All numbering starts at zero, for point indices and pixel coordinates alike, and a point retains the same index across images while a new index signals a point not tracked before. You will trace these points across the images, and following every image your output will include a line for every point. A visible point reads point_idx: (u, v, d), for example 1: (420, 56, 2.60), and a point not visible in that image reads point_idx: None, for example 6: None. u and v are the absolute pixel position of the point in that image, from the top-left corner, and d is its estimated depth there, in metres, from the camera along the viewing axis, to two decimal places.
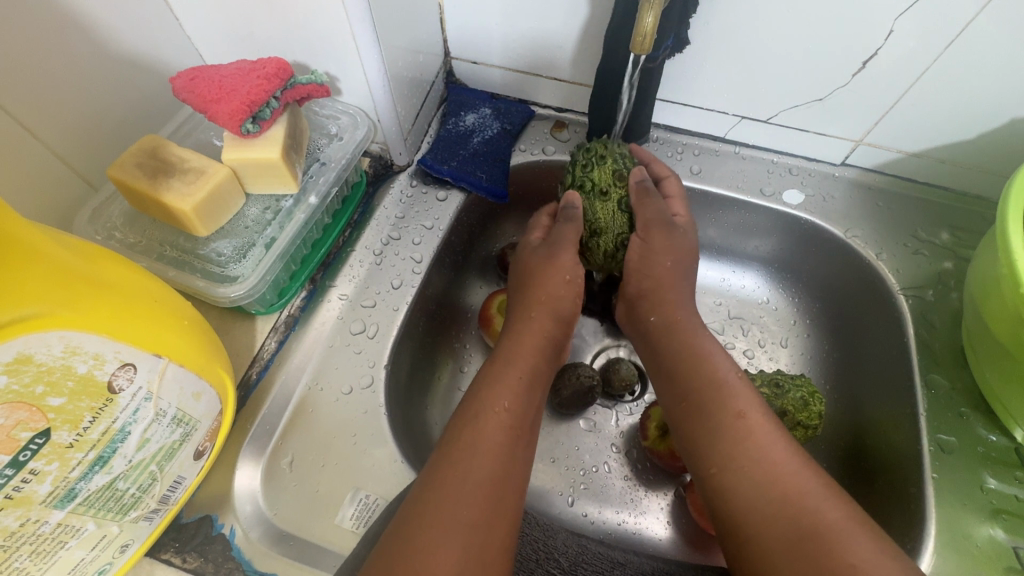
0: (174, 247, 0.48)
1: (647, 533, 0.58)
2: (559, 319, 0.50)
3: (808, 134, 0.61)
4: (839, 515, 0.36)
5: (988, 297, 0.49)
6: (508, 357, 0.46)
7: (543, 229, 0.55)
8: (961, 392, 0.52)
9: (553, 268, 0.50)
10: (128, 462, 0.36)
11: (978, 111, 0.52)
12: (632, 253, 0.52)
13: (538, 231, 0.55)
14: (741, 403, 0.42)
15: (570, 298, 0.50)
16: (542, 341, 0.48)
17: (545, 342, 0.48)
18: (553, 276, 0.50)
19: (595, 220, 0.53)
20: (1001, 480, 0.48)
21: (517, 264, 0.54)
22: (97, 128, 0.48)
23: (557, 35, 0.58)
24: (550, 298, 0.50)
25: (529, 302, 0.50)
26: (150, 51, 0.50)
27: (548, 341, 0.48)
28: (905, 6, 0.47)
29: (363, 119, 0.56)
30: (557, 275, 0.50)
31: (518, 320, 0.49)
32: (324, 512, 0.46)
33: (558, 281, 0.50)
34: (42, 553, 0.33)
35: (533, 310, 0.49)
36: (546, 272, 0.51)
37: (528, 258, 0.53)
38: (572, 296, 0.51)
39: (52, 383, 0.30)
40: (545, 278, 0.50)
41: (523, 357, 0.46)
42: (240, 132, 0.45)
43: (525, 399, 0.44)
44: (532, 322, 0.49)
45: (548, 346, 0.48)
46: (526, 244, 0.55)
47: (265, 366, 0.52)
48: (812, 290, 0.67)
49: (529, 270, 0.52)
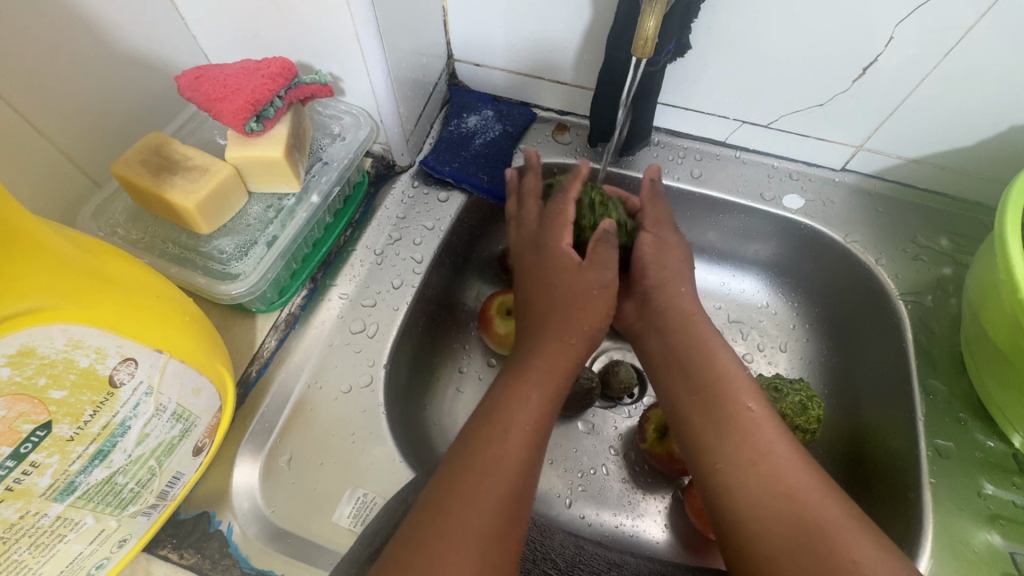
0: (177, 243, 0.48)
1: (645, 536, 0.58)
2: (590, 341, 0.49)
3: (809, 140, 0.62)
4: (836, 512, 0.36)
5: (986, 302, 0.49)
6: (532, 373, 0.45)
7: (565, 226, 0.51)
8: (958, 397, 0.52)
9: (597, 291, 0.48)
10: (128, 457, 0.36)
11: (978, 117, 0.53)
12: (647, 247, 0.53)
13: (564, 231, 0.51)
14: (747, 397, 0.43)
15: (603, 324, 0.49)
16: (571, 361, 0.47)
17: (574, 360, 0.47)
18: (595, 300, 0.48)
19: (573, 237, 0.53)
20: (998, 485, 0.48)
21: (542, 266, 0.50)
22: (102, 124, 0.48)
23: (561, 39, 0.58)
24: (590, 325, 0.48)
25: (562, 322, 0.48)
26: (154, 49, 0.50)
27: (576, 363, 0.48)
28: (905, 13, 0.47)
29: (365, 119, 0.57)
30: (601, 302, 0.48)
31: (551, 336, 0.47)
32: (322, 510, 0.46)
33: (598, 308, 0.48)
34: (41, 546, 0.33)
35: (569, 334, 0.48)
36: (590, 291, 0.48)
37: (558, 266, 0.49)
38: (605, 325, 0.50)
39: (54, 375, 0.31)
40: (588, 301, 0.48)
41: (552, 374, 0.46)
42: (245, 131, 0.46)
43: (548, 417, 0.44)
44: (566, 342, 0.47)
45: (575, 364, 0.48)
46: (550, 245, 0.50)
47: (265, 364, 0.52)
48: (811, 295, 0.67)
49: (567, 280, 0.48)
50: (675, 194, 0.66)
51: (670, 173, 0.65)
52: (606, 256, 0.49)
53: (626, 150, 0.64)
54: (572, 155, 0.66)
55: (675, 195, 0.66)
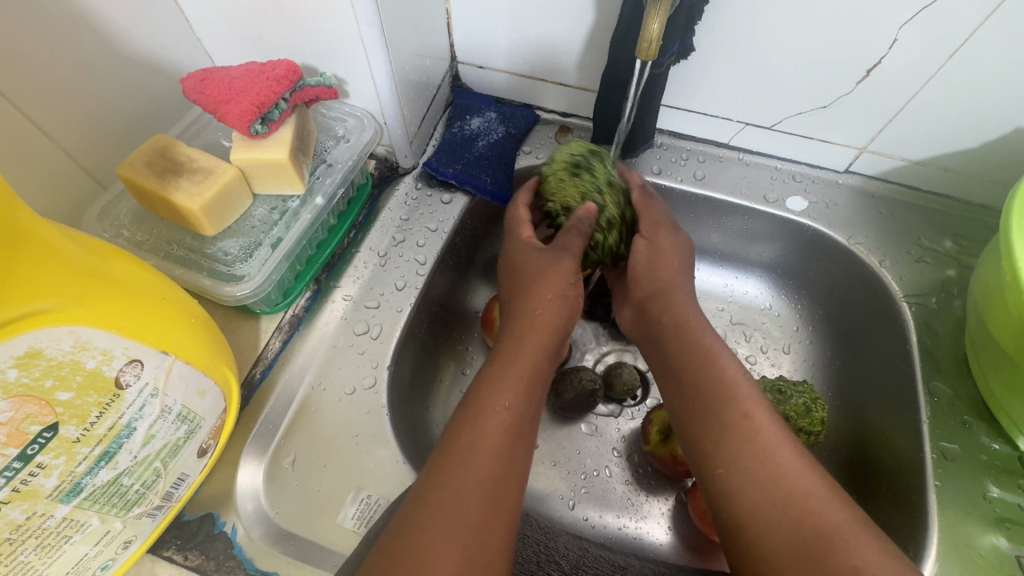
0: (181, 245, 0.48)
1: (648, 538, 0.58)
2: (563, 318, 0.48)
3: (812, 141, 0.61)
4: (841, 518, 0.36)
5: (991, 304, 0.49)
6: (508, 356, 0.45)
7: (525, 225, 0.53)
8: (963, 399, 0.52)
9: (557, 265, 0.49)
10: (133, 458, 0.36)
11: (982, 119, 0.53)
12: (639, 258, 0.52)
13: (524, 227, 0.53)
14: (748, 404, 0.42)
15: (573, 297, 0.49)
16: (547, 342, 0.47)
17: (550, 341, 0.47)
18: (556, 272, 0.48)
19: (568, 194, 0.52)
20: (1004, 488, 0.48)
21: (510, 255, 0.52)
22: (108, 127, 0.48)
23: (564, 41, 0.58)
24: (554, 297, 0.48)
25: (530, 301, 0.48)
26: (161, 52, 0.51)
27: (553, 345, 0.47)
28: (909, 16, 0.47)
29: (370, 121, 0.57)
30: (562, 276, 0.48)
31: (518, 316, 0.48)
32: (327, 512, 0.46)
33: (561, 280, 0.48)
34: (47, 547, 0.33)
35: (542, 311, 0.47)
36: (550, 266, 0.49)
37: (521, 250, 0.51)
38: (574, 297, 0.49)
39: (61, 377, 0.31)
40: (550, 276, 0.48)
41: (526, 355, 0.45)
42: (250, 133, 0.46)
43: (526, 398, 0.43)
44: (536, 322, 0.47)
45: (552, 347, 0.47)
46: (515, 238, 0.53)
47: (269, 366, 0.52)
48: (815, 296, 0.67)
49: (527, 267, 0.50)
50: (679, 196, 0.66)
51: (673, 174, 0.65)
52: (570, 242, 0.49)
53: (630, 152, 0.64)
54: None
55: (678, 197, 0.66)
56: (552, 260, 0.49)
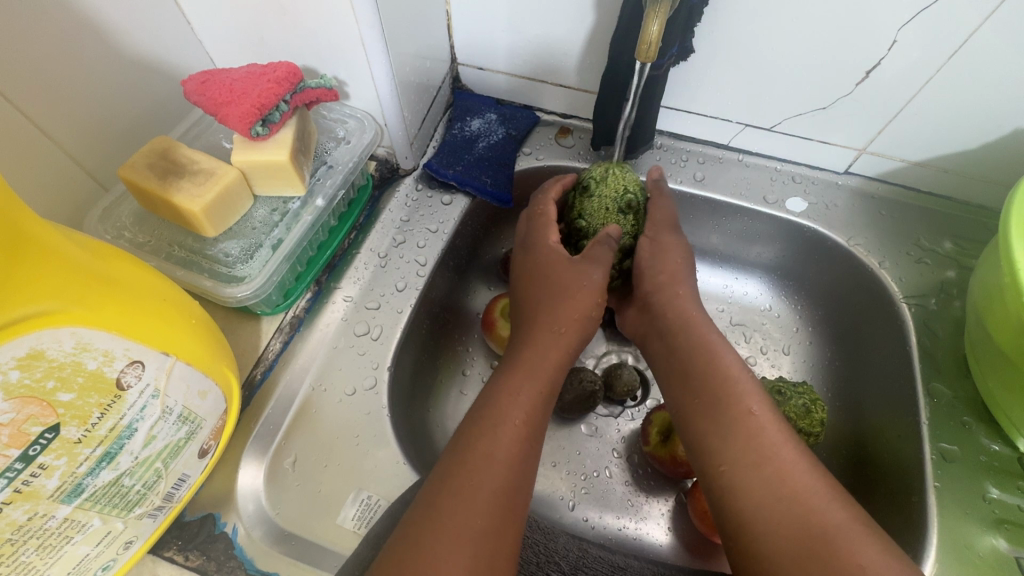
0: (182, 247, 0.49)
1: (647, 539, 0.58)
2: (580, 337, 0.49)
3: (812, 143, 0.62)
4: (841, 517, 0.36)
5: (991, 305, 0.49)
6: (528, 369, 0.45)
7: (552, 226, 0.53)
8: (963, 401, 0.52)
9: (586, 284, 0.49)
10: (134, 459, 0.36)
11: (981, 120, 0.53)
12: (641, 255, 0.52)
13: (553, 231, 0.53)
14: (753, 403, 0.43)
15: (594, 319, 0.49)
16: (562, 358, 0.47)
17: (565, 356, 0.47)
18: (585, 292, 0.48)
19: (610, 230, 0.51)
20: (1003, 489, 0.48)
21: (534, 261, 0.52)
22: (110, 129, 0.49)
23: (564, 43, 0.59)
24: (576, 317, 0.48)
25: (552, 315, 0.48)
26: (162, 54, 0.51)
27: (567, 361, 0.48)
28: (908, 17, 0.47)
29: (370, 123, 0.57)
30: (589, 296, 0.48)
31: (538, 331, 0.48)
32: (327, 512, 0.46)
33: (588, 300, 0.48)
34: (48, 547, 0.34)
35: (561, 326, 0.48)
36: (579, 285, 0.49)
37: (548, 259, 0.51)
38: (593, 318, 0.49)
39: (63, 379, 0.31)
40: (576, 293, 0.48)
41: (543, 369, 0.45)
42: (250, 135, 0.46)
43: (541, 412, 0.43)
44: (556, 338, 0.47)
45: (566, 363, 0.48)
46: (541, 244, 0.52)
47: (270, 367, 0.52)
48: (815, 297, 0.67)
49: (553, 278, 0.50)
50: (679, 197, 0.66)
51: (672, 176, 0.65)
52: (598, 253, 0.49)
53: (630, 154, 0.64)
54: (575, 158, 0.66)
55: (678, 198, 0.66)
56: (583, 278, 0.49)
